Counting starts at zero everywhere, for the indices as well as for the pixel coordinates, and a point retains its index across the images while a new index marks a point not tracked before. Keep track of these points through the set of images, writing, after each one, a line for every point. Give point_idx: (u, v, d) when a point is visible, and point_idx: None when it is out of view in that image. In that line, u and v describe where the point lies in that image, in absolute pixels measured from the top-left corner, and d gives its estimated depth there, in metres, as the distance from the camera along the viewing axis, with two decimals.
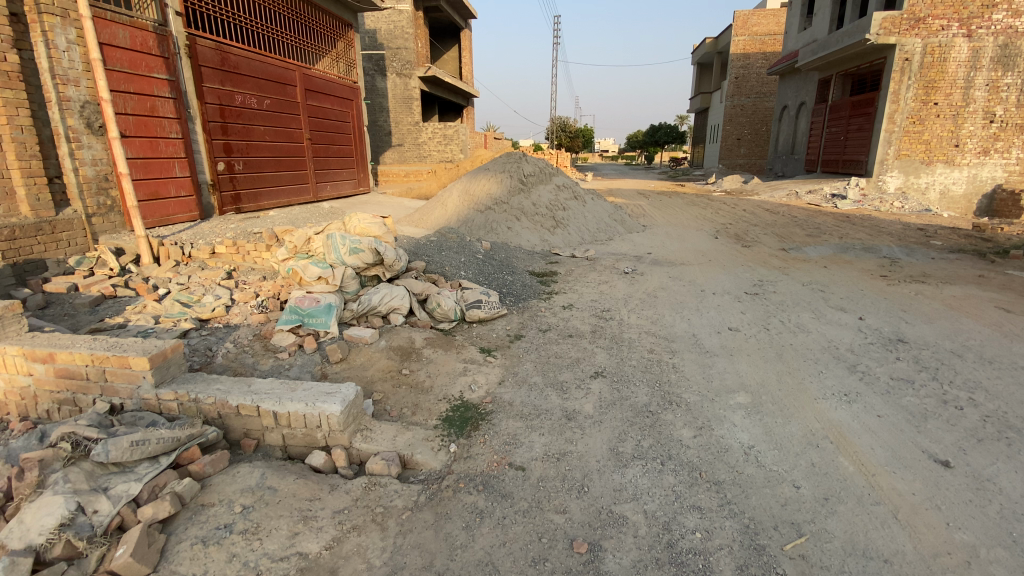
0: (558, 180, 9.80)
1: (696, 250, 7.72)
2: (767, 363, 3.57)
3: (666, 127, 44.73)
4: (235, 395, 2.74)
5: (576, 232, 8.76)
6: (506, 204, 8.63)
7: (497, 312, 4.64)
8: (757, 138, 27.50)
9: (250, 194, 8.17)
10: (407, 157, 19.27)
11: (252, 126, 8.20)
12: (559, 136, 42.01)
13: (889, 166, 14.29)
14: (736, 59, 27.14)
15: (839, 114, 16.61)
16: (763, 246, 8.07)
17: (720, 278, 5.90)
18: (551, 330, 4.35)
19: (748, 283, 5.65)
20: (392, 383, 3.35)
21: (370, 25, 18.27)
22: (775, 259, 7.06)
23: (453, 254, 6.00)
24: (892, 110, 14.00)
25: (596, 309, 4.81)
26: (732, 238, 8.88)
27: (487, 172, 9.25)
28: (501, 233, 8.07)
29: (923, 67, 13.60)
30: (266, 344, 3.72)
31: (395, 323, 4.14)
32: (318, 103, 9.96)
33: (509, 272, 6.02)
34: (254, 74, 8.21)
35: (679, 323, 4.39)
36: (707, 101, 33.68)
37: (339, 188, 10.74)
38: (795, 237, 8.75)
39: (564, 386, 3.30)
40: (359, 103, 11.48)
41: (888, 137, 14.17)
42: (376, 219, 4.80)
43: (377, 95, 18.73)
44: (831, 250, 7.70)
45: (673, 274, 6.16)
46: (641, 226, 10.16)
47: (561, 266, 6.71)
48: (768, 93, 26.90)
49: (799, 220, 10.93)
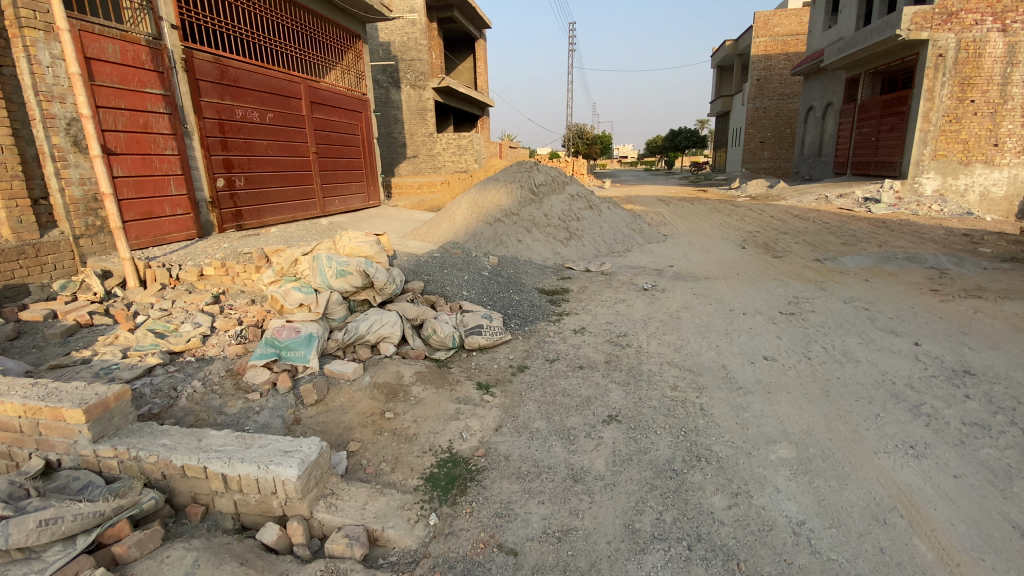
0: (572, 190, 9.32)
1: (720, 263, 7.15)
2: (812, 405, 3.04)
3: (686, 132, 43.91)
4: (180, 453, 2.37)
5: (592, 244, 8.27)
6: (517, 216, 8.20)
7: (499, 338, 4.20)
8: (781, 141, 26.62)
9: (252, 211, 7.90)
10: (421, 168, 19.06)
11: (254, 140, 7.96)
12: (578, 143, 41.61)
13: (925, 167, 13.45)
14: (758, 61, 26.38)
15: (869, 114, 15.79)
16: (793, 257, 7.44)
17: (749, 295, 5.35)
18: (559, 360, 3.87)
19: (780, 301, 5.08)
20: (373, 429, 2.92)
21: (383, 37, 18.16)
22: (808, 272, 6.45)
23: (457, 273, 5.57)
24: (926, 109, 13.16)
25: (610, 335, 4.31)
26: (759, 247, 8.26)
27: (497, 183, 8.84)
28: (511, 247, 7.63)
29: (957, 63, 12.78)
30: (238, 382, 3.33)
31: (387, 353, 3.73)
32: (325, 116, 9.71)
33: (517, 291, 5.56)
34: (256, 88, 7.97)
35: (706, 351, 3.87)
36: (727, 104, 32.91)
37: (347, 202, 10.46)
38: (829, 246, 8.09)
39: (571, 434, 2.82)
40: (368, 115, 11.23)
41: (923, 137, 13.34)
42: (365, 236, 4.42)
43: (390, 107, 18.61)
44: (870, 260, 7.05)
45: (696, 291, 5.63)
46: (661, 236, 9.61)
47: (574, 282, 6.23)
48: (792, 94, 26.04)
49: (832, 226, 10.23)
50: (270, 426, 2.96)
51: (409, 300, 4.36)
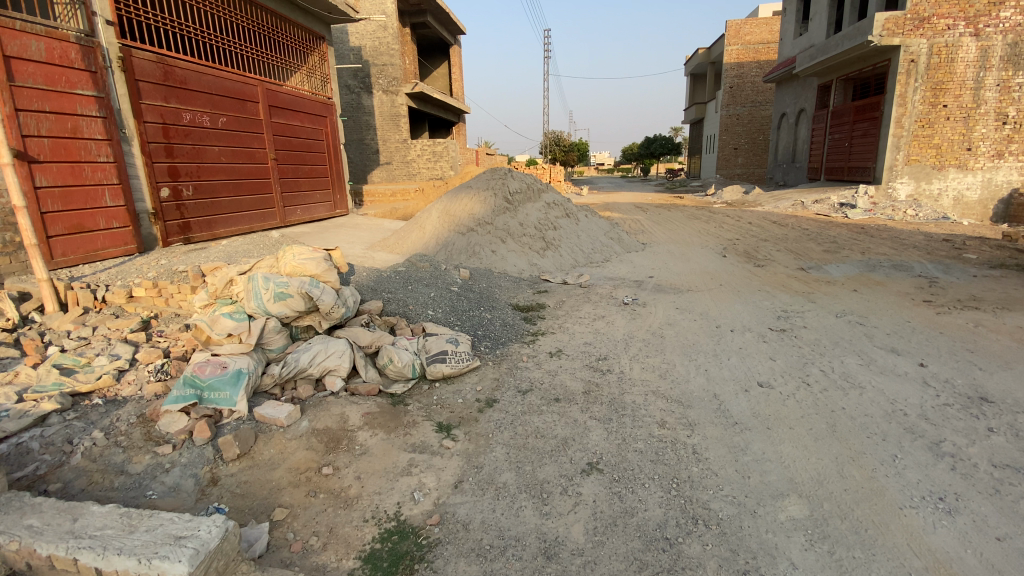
0: (547, 197, 8.92)
1: (703, 273, 6.83)
2: (817, 444, 2.65)
3: (661, 139, 44.29)
4: (44, 541, 1.86)
5: (569, 254, 7.87)
6: (490, 225, 7.76)
7: (466, 365, 3.71)
8: (755, 147, 26.85)
9: (203, 222, 7.30)
10: (395, 175, 18.49)
11: (204, 146, 7.36)
12: (555, 150, 41.52)
13: (899, 172, 13.50)
14: (731, 68, 26.60)
15: (842, 119, 15.87)
16: (778, 266, 7.16)
17: (737, 309, 5.01)
18: (532, 390, 3.42)
19: (770, 315, 4.74)
20: (305, 491, 2.43)
21: (354, 41, 17.61)
22: (794, 282, 6.15)
23: (422, 289, 5.08)
24: (900, 114, 13.22)
25: (590, 358, 3.88)
26: (742, 256, 7.97)
27: (469, 191, 8.39)
28: (484, 258, 7.18)
29: (930, 68, 12.87)
30: (149, 431, 2.80)
31: (334, 390, 3.26)
32: (285, 121, 9.15)
33: (488, 308, 5.10)
34: (207, 90, 7.39)
35: (696, 377, 3.47)
36: (702, 111, 33.14)
37: (311, 211, 9.89)
38: (812, 254, 7.85)
39: (544, 490, 2.38)
40: (334, 120, 10.69)
41: (896, 142, 13.39)
42: (310, 251, 3.94)
43: (362, 113, 18.04)
44: (855, 268, 6.81)
45: (681, 305, 5.26)
46: (640, 244, 9.28)
47: (550, 296, 5.80)
48: (764, 101, 26.32)
49: (812, 233, 10.07)
50: (180, 489, 2.44)
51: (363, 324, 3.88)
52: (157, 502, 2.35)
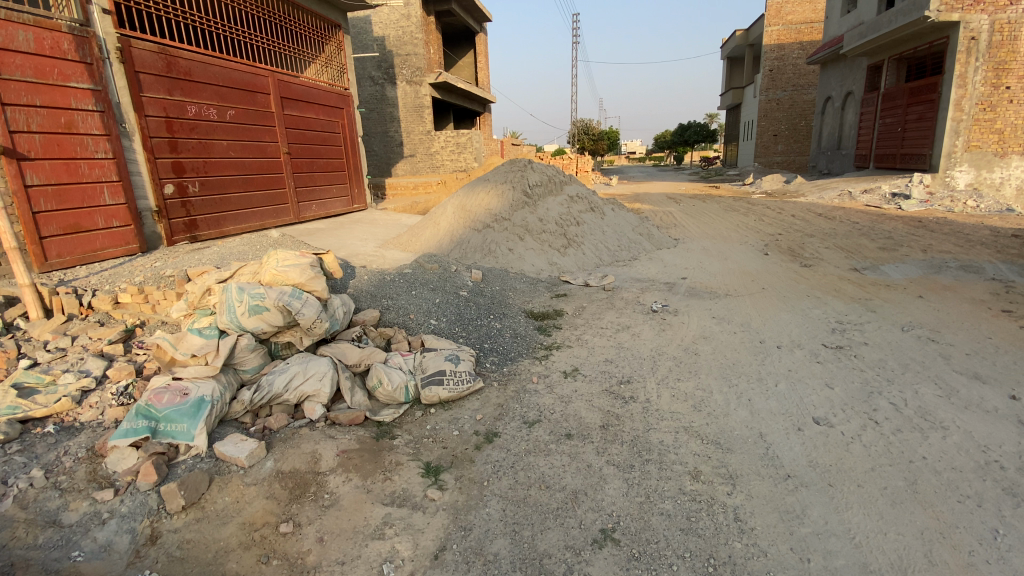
0: (571, 190, 8.35)
1: (741, 274, 6.17)
2: (896, 512, 2.09)
3: (695, 126, 42.65)
4: None
5: (593, 252, 7.30)
6: (508, 221, 7.26)
7: (466, 387, 3.24)
8: (795, 133, 25.41)
9: (210, 219, 7.05)
10: (419, 168, 18.17)
11: (211, 140, 7.09)
12: (584, 139, 40.50)
13: (958, 159, 12.32)
14: (771, 50, 25.14)
15: (894, 102, 14.63)
16: (826, 266, 6.42)
17: (783, 320, 4.38)
18: (540, 422, 2.93)
19: (822, 329, 4.11)
20: (256, 556, 2.02)
21: (378, 31, 17.27)
22: (847, 286, 5.44)
23: (427, 294, 4.63)
24: (959, 96, 12.01)
25: (610, 381, 3.35)
26: (784, 254, 7.24)
27: (486, 184, 7.89)
28: (500, 257, 6.72)
29: (992, 46, 11.66)
30: (95, 470, 2.44)
31: (314, 418, 2.86)
32: (299, 113, 8.81)
33: (498, 315, 4.61)
34: (213, 81, 7.09)
35: (737, 411, 2.92)
36: (739, 96, 31.59)
37: (327, 207, 9.58)
38: (864, 252, 7.04)
39: (543, 569, 1.90)
40: (350, 112, 10.32)
41: (956, 126, 12.20)
42: (297, 255, 3.54)
43: (386, 104, 17.73)
44: (916, 269, 6.02)
45: (716, 313, 4.66)
46: (672, 240, 8.62)
47: (570, 301, 5.28)
48: (806, 84, 24.81)
49: (862, 227, 9.19)
50: (113, 548, 2.07)
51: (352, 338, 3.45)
52: (82, 567, 1.98)
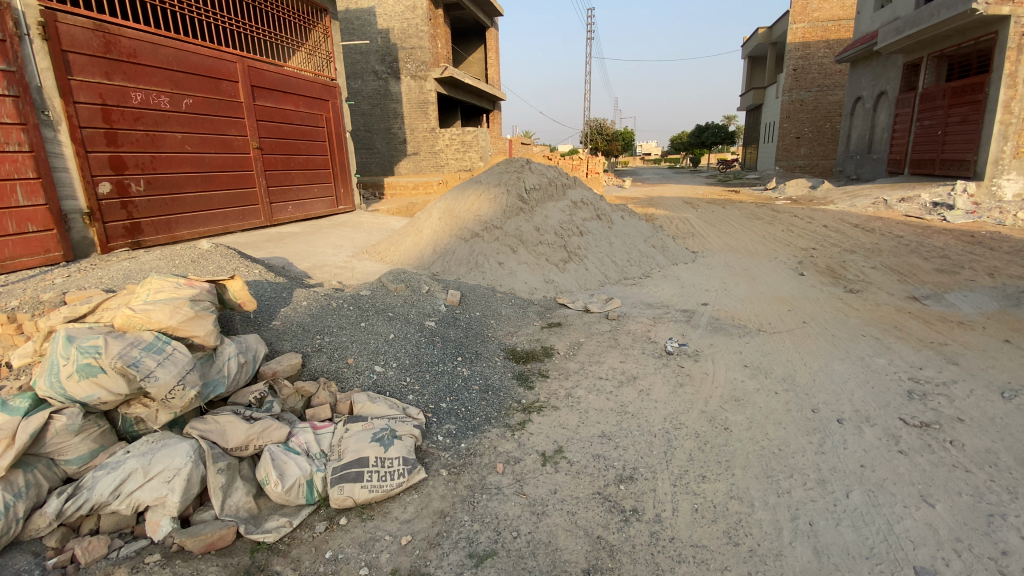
0: (575, 195, 7.32)
1: (774, 302, 5.12)
2: None
3: (713, 128, 41.28)
4: None
5: (598, 268, 6.27)
6: (499, 230, 6.29)
7: (395, 484, 2.25)
8: (819, 136, 24.11)
9: (158, 223, 6.19)
10: (422, 166, 17.28)
11: (162, 132, 6.21)
12: (597, 140, 39.37)
13: (1006, 167, 11.10)
14: (795, 49, 23.82)
15: (933, 103, 13.37)
16: (876, 294, 5.34)
17: (840, 376, 3.34)
18: (494, 556, 1.93)
19: (896, 396, 3.06)
20: None
21: (382, 24, 16.40)
22: (910, 323, 4.37)
23: (378, 326, 3.63)
24: (1008, 97, 10.82)
25: (605, 477, 2.35)
26: (824, 274, 6.17)
27: (477, 187, 6.89)
28: (488, 273, 5.78)
29: None
30: None
31: (155, 539, 1.95)
32: (274, 105, 7.91)
33: (468, 356, 3.61)
34: (165, 65, 6.21)
35: (800, 551, 1.90)
36: (760, 97, 30.16)
37: (307, 208, 8.66)
38: (919, 275, 5.94)
39: None
40: (337, 104, 9.38)
41: (1004, 130, 10.97)
42: (178, 285, 2.65)
43: (390, 100, 16.88)
44: (991, 301, 4.93)
45: (750, 360, 3.62)
46: (690, 253, 7.57)
47: (565, 334, 4.28)
48: (832, 85, 23.50)
49: (909, 242, 8.04)
50: None
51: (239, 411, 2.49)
52: None
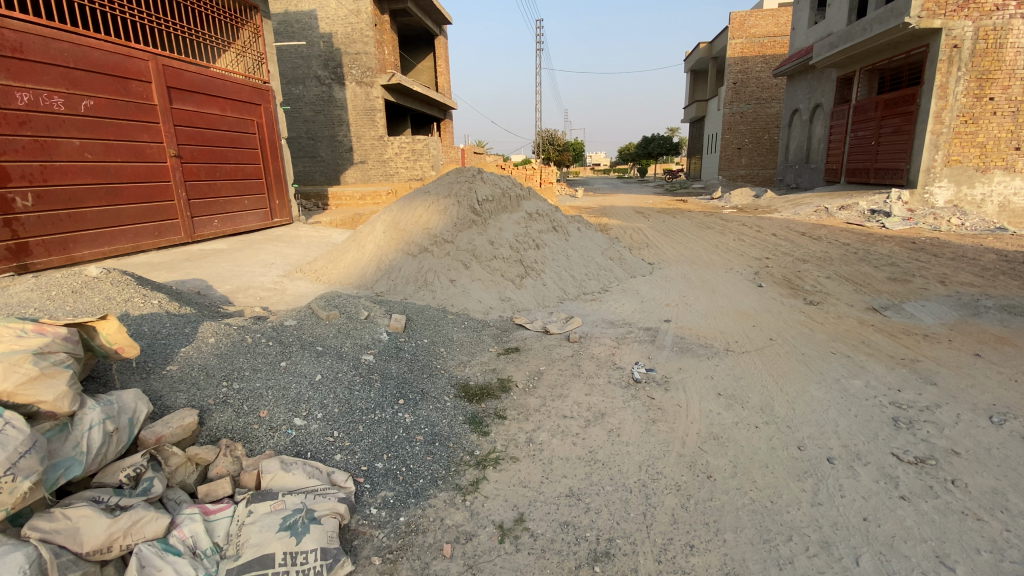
0: (529, 206, 6.94)
1: (739, 317, 4.90)
2: None
3: (659, 139, 42.38)
4: None
5: (556, 283, 5.89)
6: (450, 244, 5.80)
7: None
8: (759, 147, 25.05)
9: (52, 242, 5.35)
10: (370, 175, 16.54)
11: (56, 139, 5.39)
12: (547, 150, 39.57)
13: (937, 175, 11.63)
14: (734, 63, 24.69)
15: (866, 115, 13.99)
16: (837, 306, 5.23)
17: (821, 403, 3.07)
18: None
19: (882, 425, 2.81)
20: None
21: (325, 28, 15.63)
22: (877, 337, 4.23)
23: (303, 367, 3.08)
24: (938, 108, 11.36)
25: (577, 556, 1.94)
26: (782, 286, 6.07)
27: (425, 197, 6.37)
28: (438, 292, 5.28)
29: (975, 54, 11.03)
30: None
31: None
32: (196, 109, 7.15)
33: (413, 395, 3.11)
34: (60, 62, 5.39)
35: None
36: (702, 109, 31.16)
37: (236, 222, 7.88)
38: (874, 285, 5.92)
39: None
40: (269, 109, 8.66)
41: (935, 140, 11.51)
42: (21, 332, 2.03)
43: (334, 106, 16.08)
44: (948, 311, 4.90)
45: (725, 387, 3.31)
46: (647, 264, 7.35)
47: (524, 360, 3.84)
48: (770, 98, 24.51)
49: (856, 249, 8.17)
50: None
51: (98, 501, 1.86)
52: None
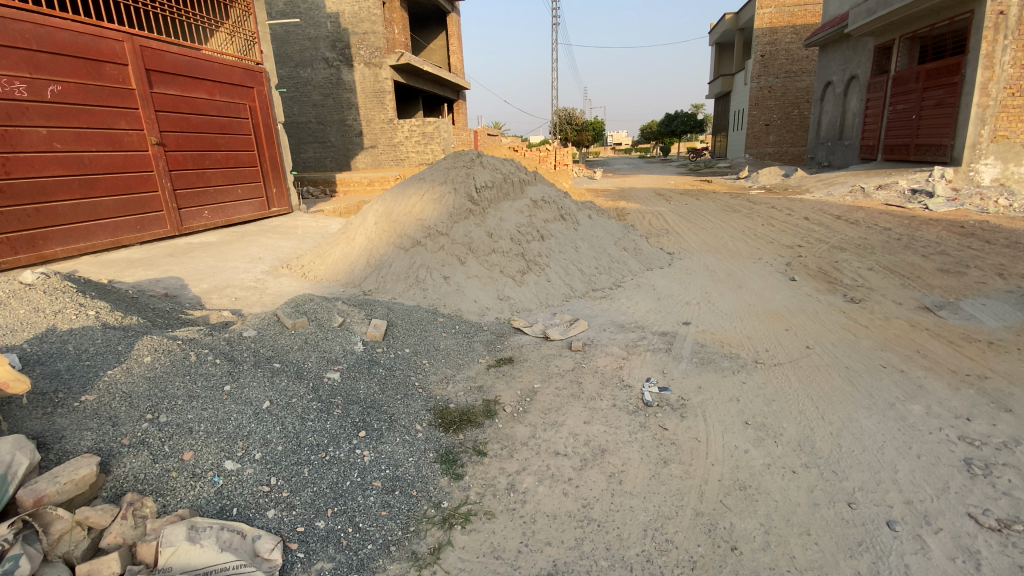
0: (534, 193, 6.37)
1: (769, 320, 4.29)
2: None
3: (682, 117, 40.80)
4: None
5: (562, 279, 5.35)
6: (445, 236, 5.29)
7: None
8: (788, 123, 23.72)
9: (19, 238, 5.02)
10: (380, 161, 16.08)
11: (19, 127, 5.03)
12: (566, 130, 38.48)
13: (984, 151, 10.59)
14: (763, 34, 23.25)
15: (906, 87, 12.87)
16: (882, 304, 4.55)
17: (874, 438, 2.48)
18: None
19: (951, 471, 2.22)
20: None
21: (331, 7, 15.03)
22: (934, 345, 3.58)
23: (250, 392, 2.63)
24: (985, 79, 10.26)
25: None
26: (817, 280, 5.40)
27: (420, 185, 5.84)
28: (430, 290, 4.80)
29: (1022, 22, 9.93)
30: None
31: None
32: (179, 93, 6.72)
33: (379, 424, 2.62)
34: (22, 45, 5.01)
35: None
36: (728, 84, 29.68)
37: (228, 212, 7.48)
38: (923, 278, 5.20)
39: None
40: (263, 92, 8.18)
41: (981, 113, 10.44)
42: None
43: (342, 89, 15.56)
44: (1014, 311, 4.19)
45: (753, 415, 2.76)
46: (666, 255, 6.72)
47: (517, 374, 3.34)
48: (800, 71, 23.08)
49: (899, 236, 7.37)
50: None
51: None
52: None
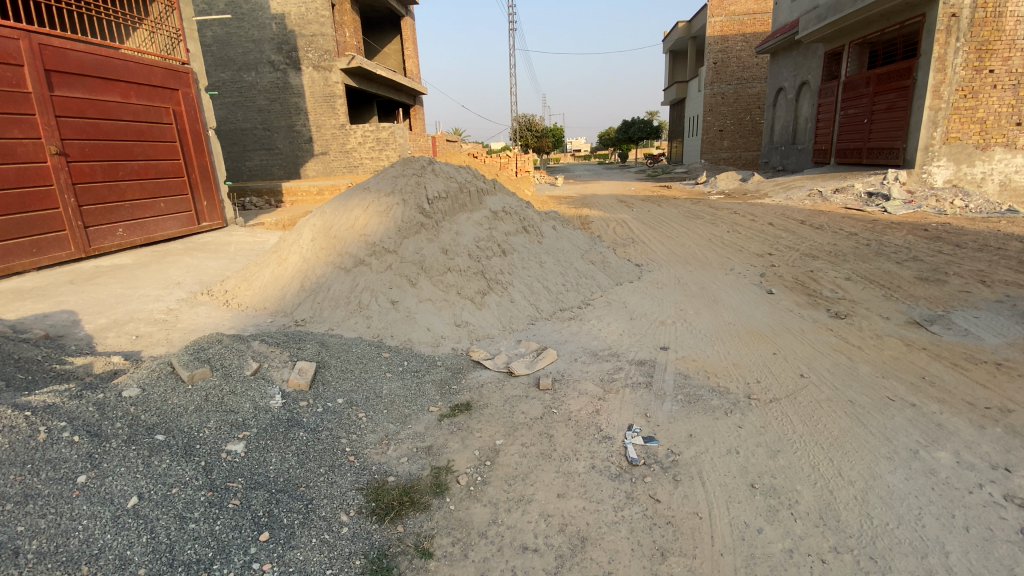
0: (493, 204, 5.84)
1: (754, 342, 3.88)
2: None
3: (638, 123, 41.35)
4: None
5: (526, 299, 4.82)
6: (392, 253, 4.67)
7: None
8: (741, 129, 24.16)
9: None
10: (332, 168, 15.20)
11: None
12: (524, 137, 38.21)
13: (936, 153, 10.75)
14: (715, 42, 23.65)
15: (857, 92, 13.07)
16: (870, 319, 4.24)
17: (909, 504, 2.05)
18: None
19: (1014, 552, 1.80)
20: None
21: (276, 7, 14.09)
22: (938, 369, 3.23)
23: (113, 485, 1.95)
24: (937, 82, 10.40)
25: None
26: (795, 292, 5.07)
27: (364, 196, 5.19)
28: (375, 318, 4.17)
29: (974, 24, 10.10)
30: None
31: None
32: (88, 96, 5.86)
33: (292, 519, 1.99)
34: None
35: None
36: (682, 91, 30.15)
37: (147, 229, 6.61)
38: (903, 288, 4.96)
39: None
40: (190, 95, 7.34)
41: (933, 116, 10.59)
42: None
43: (290, 94, 14.61)
44: (1006, 323, 3.94)
45: (759, 474, 2.28)
46: (633, 267, 6.29)
47: (475, 427, 2.76)
48: (751, 78, 23.57)
49: (865, 241, 7.24)
50: None
51: None
52: None
